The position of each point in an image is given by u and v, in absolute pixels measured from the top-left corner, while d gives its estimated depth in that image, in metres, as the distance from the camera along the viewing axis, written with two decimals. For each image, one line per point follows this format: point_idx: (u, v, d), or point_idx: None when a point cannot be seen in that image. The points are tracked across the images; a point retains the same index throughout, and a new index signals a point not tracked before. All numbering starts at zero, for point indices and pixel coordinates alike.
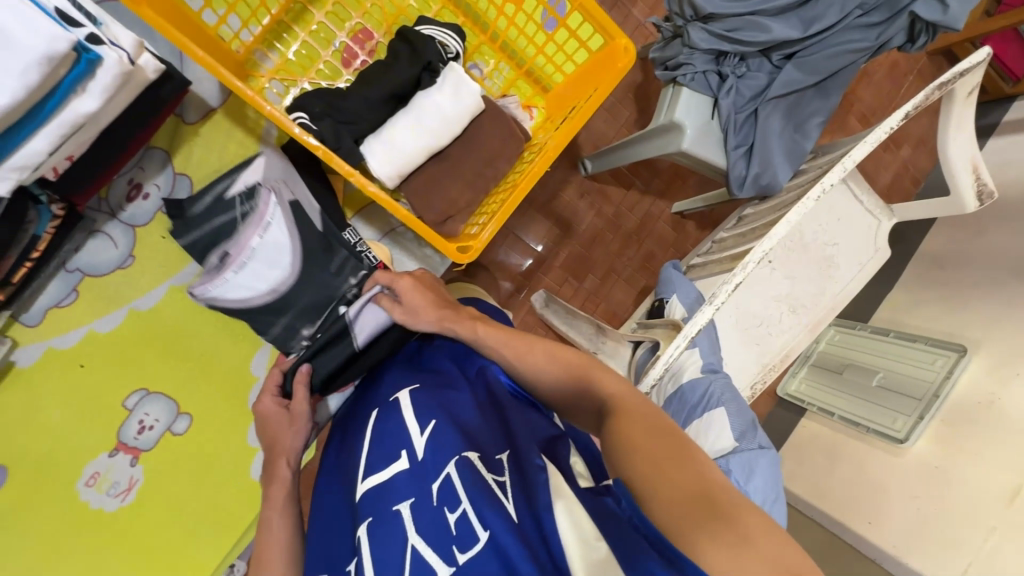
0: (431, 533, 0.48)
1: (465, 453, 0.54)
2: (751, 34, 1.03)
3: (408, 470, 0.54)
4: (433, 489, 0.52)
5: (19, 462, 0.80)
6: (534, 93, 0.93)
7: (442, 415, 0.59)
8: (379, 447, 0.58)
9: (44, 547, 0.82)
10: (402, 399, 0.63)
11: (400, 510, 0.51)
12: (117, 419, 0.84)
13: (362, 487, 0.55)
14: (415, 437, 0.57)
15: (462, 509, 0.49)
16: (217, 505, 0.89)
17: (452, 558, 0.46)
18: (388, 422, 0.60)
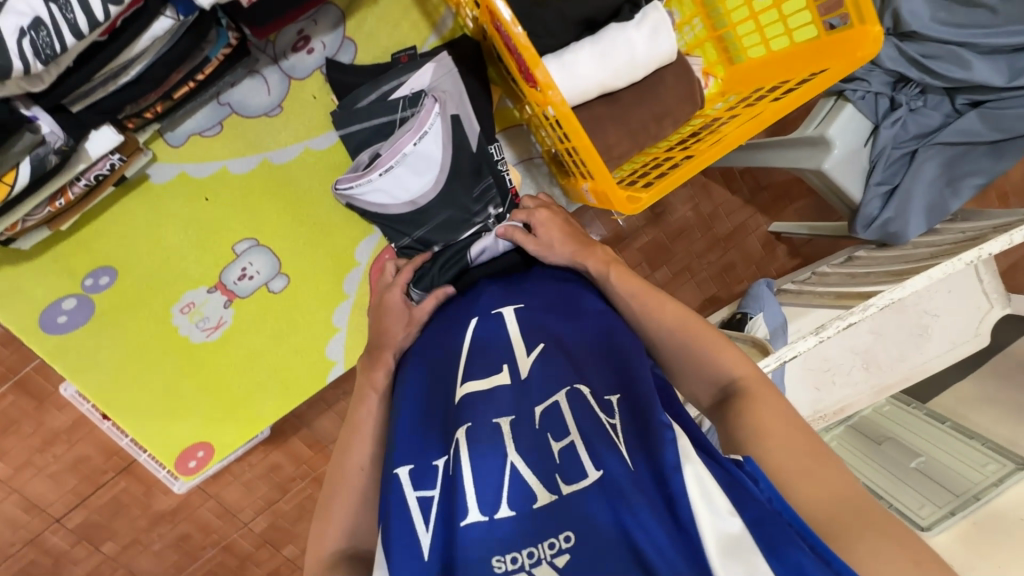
0: (534, 456, 0.46)
1: (574, 385, 0.49)
2: (946, 66, 1.08)
3: (509, 386, 0.51)
4: (536, 412, 0.48)
5: (129, 269, 0.84)
6: (717, 61, 0.86)
7: (548, 339, 0.54)
8: (477, 354, 0.55)
9: (128, 356, 0.86)
10: (505, 313, 0.58)
11: (500, 424, 0.48)
12: (224, 259, 0.86)
13: (462, 389, 0.53)
14: (521, 357, 0.53)
15: (570, 440, 0.45)
16: (287, 367, 0.92)
17: (556, 487, 0.43)
18: (488, 332, 0.57)
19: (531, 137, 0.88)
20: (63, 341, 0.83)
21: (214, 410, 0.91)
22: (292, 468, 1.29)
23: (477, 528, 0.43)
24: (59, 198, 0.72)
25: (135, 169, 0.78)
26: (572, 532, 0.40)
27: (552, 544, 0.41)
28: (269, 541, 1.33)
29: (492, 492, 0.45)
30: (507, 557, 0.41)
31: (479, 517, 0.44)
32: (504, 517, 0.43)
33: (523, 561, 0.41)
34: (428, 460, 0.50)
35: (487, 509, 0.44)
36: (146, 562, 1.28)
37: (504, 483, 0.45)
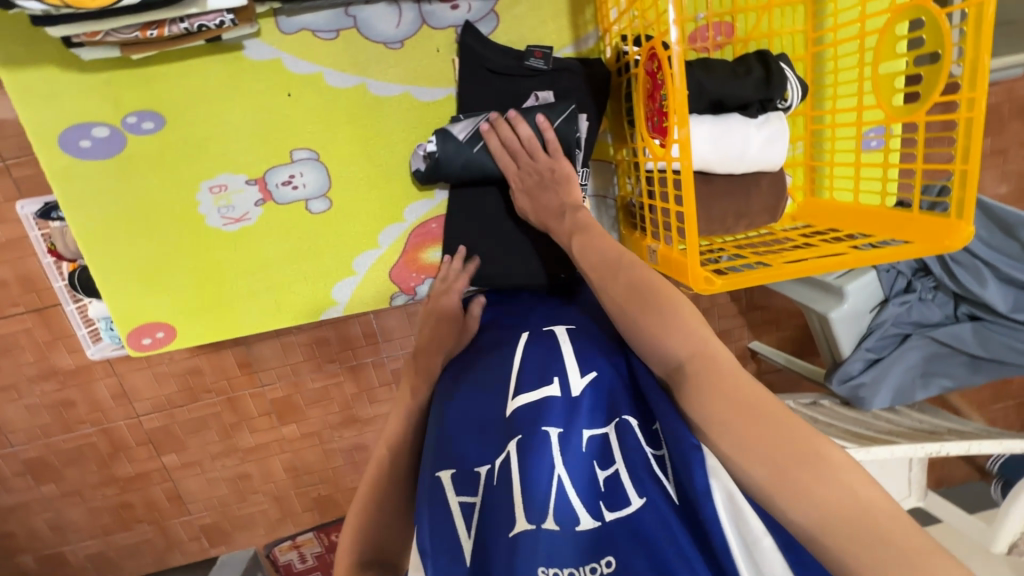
0: (579, 477, 0.52)
1: (624, 416, 0.55)
2: (963, 274, 1.18)
3: (560, 400, 0.57)
4: (583, 434, 0.55)
5: (176, 123, 0.78)
6: (801, 188, 0.90)
7: (602, 362, 0.61)
8: (528, 370, 0.62)
9: (134, 209, 0.80)
10: (559, 331, 0.67)
11: (548, 433, 0.54)
12: (277, 159, 0.82)
13: (514, 401, 0.59)
14: (575, 377, 0.59)
15: (616, 469, 0.52)
16: (290, 289, 0.88)
17: (600, 512, 0.50)
18: (542, 351, 0.64)
19: (614, 178, 0.90)
20: (76, 164, 0.77)
21: (206, 301, 0.86)
22: (210, 378, 1.32)
23: (526, 535, 0.50)
24: (152, 29, 0.67)
25: (234, 35, 0.74)
26: (612, 558, 0.49)
27: (595, 568, 0.49)
28: (152, 441, 1.37)
29: (539, 502, 0.51)
30: (550, 571, 0.49)
31: (527, 524, 0.51)
32: (548, 528, 0.50)
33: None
34: (470, 465, 0.58)
35: (535, 519, 0.51)
36: (14, 412, 1.30)
37: (551, 500, 0.51)
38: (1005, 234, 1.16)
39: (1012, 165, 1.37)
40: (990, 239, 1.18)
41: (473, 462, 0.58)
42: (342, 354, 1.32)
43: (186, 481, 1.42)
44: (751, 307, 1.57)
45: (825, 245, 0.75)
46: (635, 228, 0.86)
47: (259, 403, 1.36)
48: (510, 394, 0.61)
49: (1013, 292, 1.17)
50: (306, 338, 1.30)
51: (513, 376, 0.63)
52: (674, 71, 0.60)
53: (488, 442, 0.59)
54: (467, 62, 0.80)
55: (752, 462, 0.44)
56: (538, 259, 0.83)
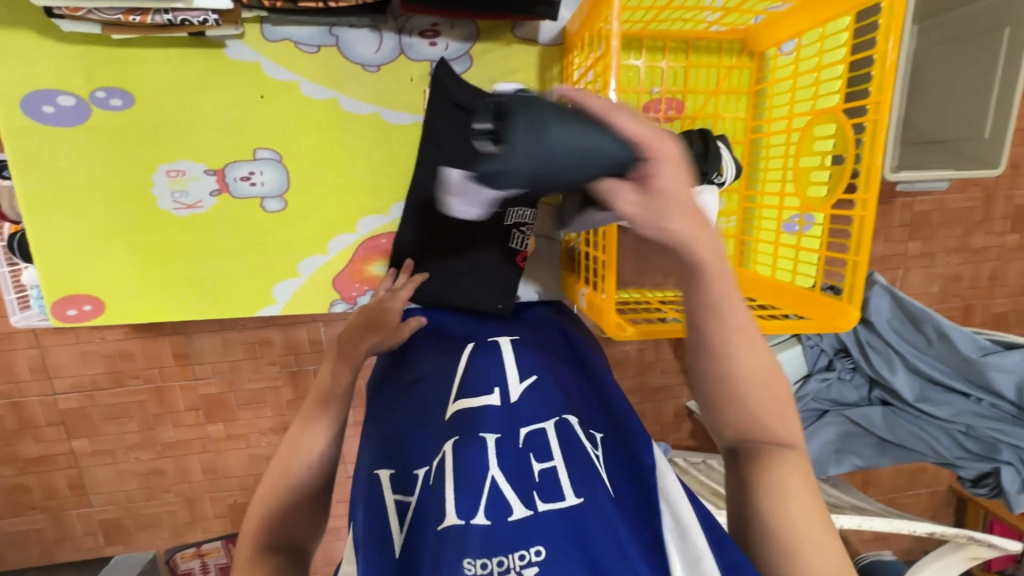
0: (513, 473, 0.57)
1: (564, 414, 0.63)
2: (876, 360, 1.24)
3: (499, 406, 0.64)
4: (521, 433, 0.61)
5: (145, 105, 0.80)
6: (731, 257, 0.98)
7: (544, 374, 0.70)
8: (472, 380, 0.68)
9: (84, 180, 0.81)
10: (501, 343, 0.74)
11: (486, 438, 0.60)
12: (240, 154, 0.84)
13: (454, 405, 0.65)
14: (514, 382, 0.67)
15: (553, 465, 0.58)
16: (231, 282, 0.89)
17: (533, 501, 0.54)
18: (486, 360, 0.70)
19: (561, 222, 0.95)
20: (34, 125, 0.78)
21: (149, 280, 0.86)
22: (141, 364, 1.29)
23: (454, 529, 0.52)
24: (135, 15, 0.71)
25: (217, 33, 0.77)
26: (541, 548, 0.50)
27: (523, 556, 0.50)
28: (64, 423, 1.31)
29: (470, 499, 0.55)
30: (478, 562, 0.50)
31: (457, 521, 0.53)
32: (478, 523, 0.53)
33: (492, 568, 0.50)
34: (410, 469, 0.60)
35: (464, 515, 0.53)
36: None
37: (484, 490, 0.55)
38: (913, 327, 1.22)
39: (939, 268, 1.48)
40: (901, 328, 1.23)
41: (411, 466, 0.61)
42: (282, 359, 1.31)
43: (93, 470, 1.35)
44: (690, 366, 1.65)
45: (740, 311, 0.82)
46: (574, 272, 0.92)
47: (188, 397, 1.32)
48: (452, 397, 0.66)
49: (919, 383, 1.22)
50: (248, 336, 1.29)
51: (455, 381, 0.68)
52: None
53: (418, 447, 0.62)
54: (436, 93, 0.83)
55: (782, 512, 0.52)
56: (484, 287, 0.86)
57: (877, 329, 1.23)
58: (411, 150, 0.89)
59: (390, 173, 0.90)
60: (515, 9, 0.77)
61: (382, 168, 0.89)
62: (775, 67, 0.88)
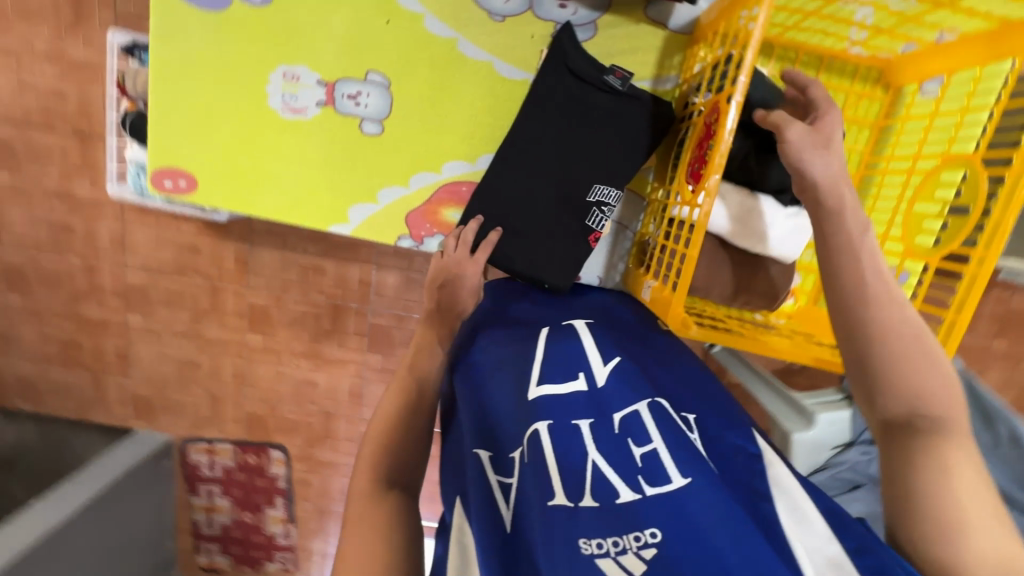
0: (613, 455, 0.55)
1: (657, 397, 0.61)
2: None
3: (585, 391, 0.62)
4: (615, 418, 0.59)
5: (280, 5, 0.83)
6: (808, 293, 0.93)
7: (622, 358, 0.68)
8: (552, 363, 0.66)
9: (212, 63, 0.85)
10: (577, 325, 0.72)
11: (579, 426, 0.58)
12: (353, 74, 0.87)
13: (537, 389, 0.63)
14: (596, 367, 0.65)
15: (654, 446, 0.55)
16: (315, 189, 0.92)
17: (641, 485, 0.52)
18: (564, 344, 0.69)
19: (641, 214, 0.94)
20: (181, 4, 0.83)
21: (246, 169, 0.91)
22: (204, 261, 1.36)
23: (562, 511, 0.51)
24: None
25: None
26: (658, 531, 0.48)
27: (639, 537, 0.48)
28: (126, 296, 1.40)
29: (575, 480, 0.54)
30: (593, 542, 0.49)
31: (564, 503, 0.52)
32: (587, 505, 0.52)
33: (608, 547, 0.48)
34: (506, 452, 0.59)
35: (572, 498, 0.52)
36: (18, 216, 1.34)
37: (586, 479, 0.54)
38: None
39: None
40: None
41: (507, 447, 0.60)
42: (332, 290, 1.35)
43: (139, 347, 1.44)
44: None
45: (808, 346, 0.77)
46: (642, 264, 0.90)
47: (237, 303, 1.39)
48: (533, 382, 0.64)
49: None
50: (303, 260, 1.34)
51: (534, 366, 0.66)
52: (725, 127, 0.66)
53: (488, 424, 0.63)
54: (552, 56, 0.84)
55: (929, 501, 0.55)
56: (556, 257, 0.86)
57: None
58: (513, 107, 0.89)
59: (485, 126, 0.90)
60: None
61: (479, 119, 0.90)
62: (911, 105, 0.82)
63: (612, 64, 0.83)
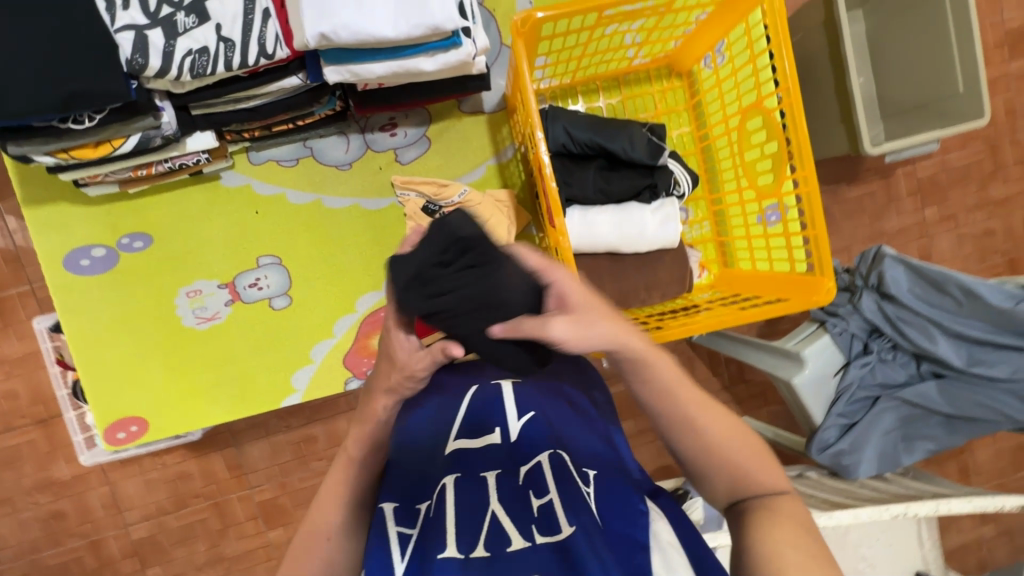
0: (513, 506, 0.58)
1: (556, 450, 0.63)
2: (914, 333, 1.28)
3: (500, 444, 0.65)
4: (520, 470, 0.62)
5: (162, 239, 0.93)
6: (715, 260, 1.00)
7: (540, 412, 0.68)
8: (473, 415, 0.68)
9: (120, 314, 0.92)
10: (503, 384, 0.71)
11: (486, 477, 0.61)
12: (246, 265, 0.95)
13: (452, 442, 0.66)
14: (512, 420, 0.67)
15: (549, 498, 0.58)
16: (253, 380, 0.97)
17: (531, 536, 0.55)
18: (485, 401, 0.69)
19: None
20: (75, 281, 0.91)
21: (162, 388, 0.95)
22: (199, 483, 1.37)
23: (454, 562, 0.53)
24: (141, 170, 0.83)
25: (212, 169, 0.90)
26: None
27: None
28: (138, 553, 1.38)
29: (469, 534, 0.56)
30: None
31: (456, 554, 0.54)
32: (478, 556, 0.54)
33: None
34: (411, 503, 0.62)
35: (464, 549, 0.55)
36: (7, 527, 1.33)
37: (482, 528, 0.56)
38: (938, 291, 1.26)
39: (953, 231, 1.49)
40: (928, 297, 1.28)
41: (414, 500, 0.62)
42: (329, 451, 1.38)
43: None
44: (729, 381, 1.65)
45: (730, 308, 0.83)
46: None
47: (247, 506, 1.38)
48: (452, 434, 0.66)
49: (965, 347, 1.26)
50: (289, 437, 1.37)
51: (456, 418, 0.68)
52: (546, 175, 0.76)
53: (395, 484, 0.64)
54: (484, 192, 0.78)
55: None
56: None
57: (900, 300, 1.28)
58: (392, 228, 0.99)
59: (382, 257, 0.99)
60: (450, 88, 0.84)
61: (372, 252, 0.98)
62: (702, 81, 0.95)
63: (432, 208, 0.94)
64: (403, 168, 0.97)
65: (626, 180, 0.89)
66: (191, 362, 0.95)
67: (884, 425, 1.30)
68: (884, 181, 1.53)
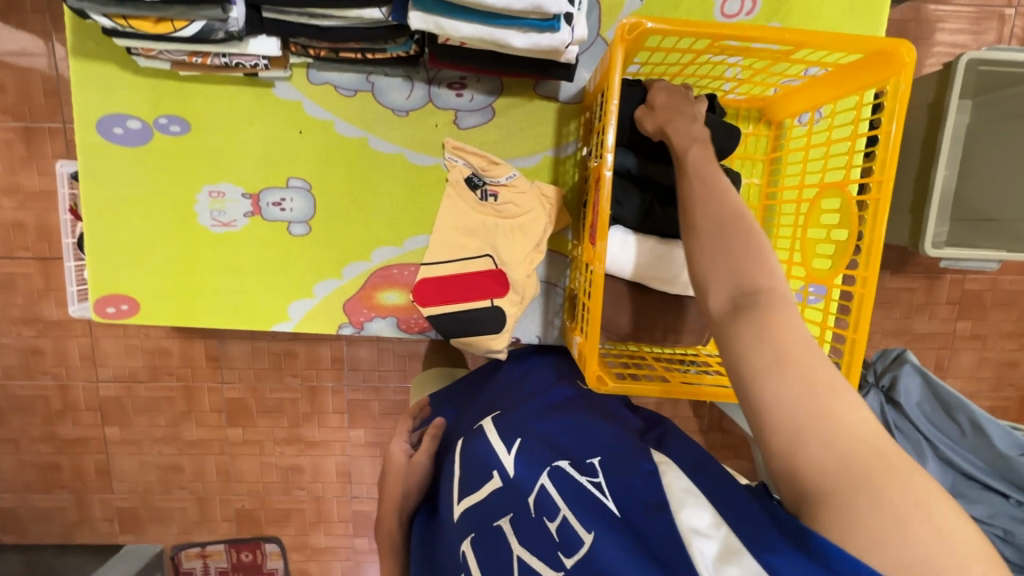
0: (532, 540, 0.57)
1: (553, 464, 0.62)
2: (906, 447, 1.24)
3: (501, 487, 0.63)
4: (529, 501, 0.60)
5: (200, 129, 0.89)
6: None
7: (529, 435, 0.69)
8: (470, 467, 0.69)
9: (138, 191, 0.90)
10: (485, 422, 0.75)
11: (501, 525, 0.60)
12: (275, 182, 0.92)
13: (460, 504, 0.67)
14: (504, 456, 0.66)
15: (562, 517, 0.56)
16: (251, 296, 0.96)
17: (562, 562, 0.53)
18: (475, 444, 0.71)
19: (566, 270, 0.98)
20: (105, 145, 0.88)
21: (163, 277, 0.94)
22: (176, 363, 1.38)
23: None
24: (197, 57, 0.79)
25: (268, 75, 0.86)
26: None
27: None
28: (102, 410, 1.41)
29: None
30: None
31: None
32: None
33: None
34: (450, 570, 0.65)
35: None
36: None
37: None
38: (945, 414, 1.23)
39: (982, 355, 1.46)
40: (932, 416, 1.24)
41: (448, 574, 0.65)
42: (305, 373, 1.38)
43: (120, 458, 1.44)
44: (707, 425, 1.63)
45: None
46: (573, 319, 0.93)
47: (214, 398, 1.40)
48: (456, 498, 0.69)
49: (951, 475, 1.23)
50: (272, 349, 1.38)
51: (455, 480, 0.71)
52: (604, 193, 0.72)
53: None
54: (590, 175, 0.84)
55: None
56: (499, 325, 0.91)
57: (905, 410, 1.24)
58: (429, 189, 0.95)
59: (411, 215, 0.95)
60: (532, 68, 0.79)
61: (402, 206, 0.95)
62: (790, 137, 0.89)
63: (476, 180, 0.91)
64: (459, 132, 0.93)
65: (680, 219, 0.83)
66: (194, 260, 0.93)
67: None
68: (929, 282, 1.47)
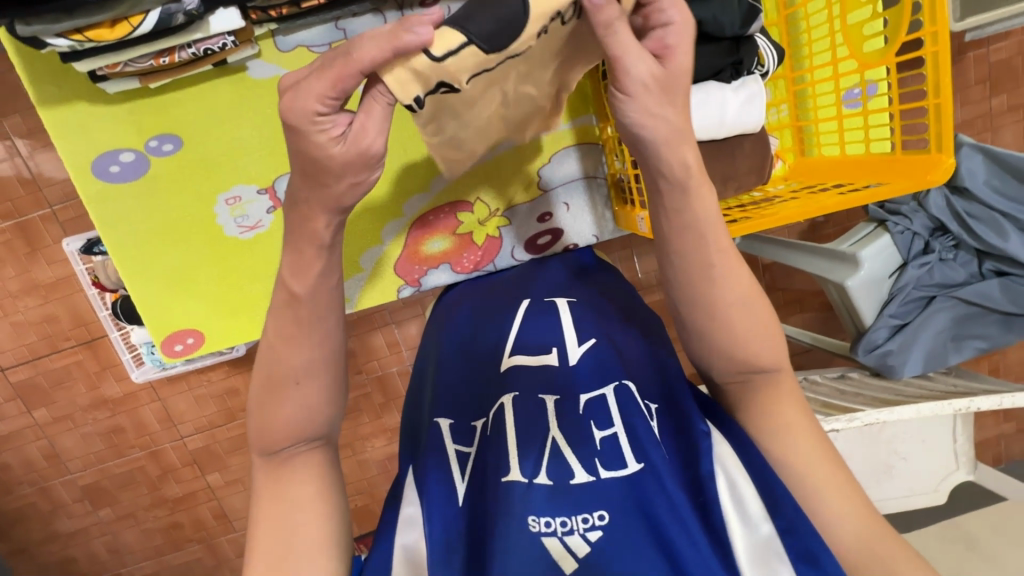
0: (574, 437, 0.59)
1: (623, 380, 0.63)
2: (983, 229, 1.19)
3: (558, 366, 0.66)
4: (581, 398, 0.62)
5: (192, 140, 0.85)
6: (791, 149, 0.91)
7: (598, 334, 0.70)
8: (530, 339, 0.70)
9: (155, 223, 0.88)
10: (559, 302, 0.75)
11: (545, 401, 0.62)
12: (285, 167, 0.88)
13: (509, 360, 0.68)
14: (573, 344, 0.68)
15: (614, 431, 0.59)
16: None
17: (597, 467, 0.56)
18: (542, 318, 0.72)
19: (602, 157, 0.94)
20: (109, 188, 0.85)
21: (215, 301, 0.92)
22: (246, 396, 1.39)
23: (518, 486, 0.55)
24: (163, 57, 0.74)
25: (237, 57, 0.80)
26: (605, 512, 0.53)
27: (587, 518, 0.53)
28: (196, 461, 1.44)
29: (533, 459, 0.57)
30: (542, 520, 0.53)
31: (521, 477, 0.56)
32: (542, 482, 0.55)
33: (556, 525, 0.53)
34: (467, 421, 0.66)
35: (528, 474, 0.56)
36: (71, 440, 1.38)
37: (544, 454, 0.58)
38: (1017, 181, 1.17)
39: None
40: (1004, 188, 1.18)
41: (469, 418, 0.66)
42: (366, 364, 1.36)
43: (230, 499, 1.49)
44: (767, 287, 1.59)
45: (821, 197, 0.75)
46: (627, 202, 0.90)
47: None
48: (505, 353, 0.70)
49: None
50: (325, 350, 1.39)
51: (509, 336, 0.71)
52: None
53: (464, 407, 0.67)
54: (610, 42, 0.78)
55: (802, 479, 0.56)
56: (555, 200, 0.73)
57: (973, 194, 1.19)
58: None
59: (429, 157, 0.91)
60: None
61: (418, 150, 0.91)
62: None
63: None
64: None
65: (708, 55, 0.77)
66: (231, 271, 0.92)
67: (943, 330, 1.24)
68: (958, 66, 1.35)
